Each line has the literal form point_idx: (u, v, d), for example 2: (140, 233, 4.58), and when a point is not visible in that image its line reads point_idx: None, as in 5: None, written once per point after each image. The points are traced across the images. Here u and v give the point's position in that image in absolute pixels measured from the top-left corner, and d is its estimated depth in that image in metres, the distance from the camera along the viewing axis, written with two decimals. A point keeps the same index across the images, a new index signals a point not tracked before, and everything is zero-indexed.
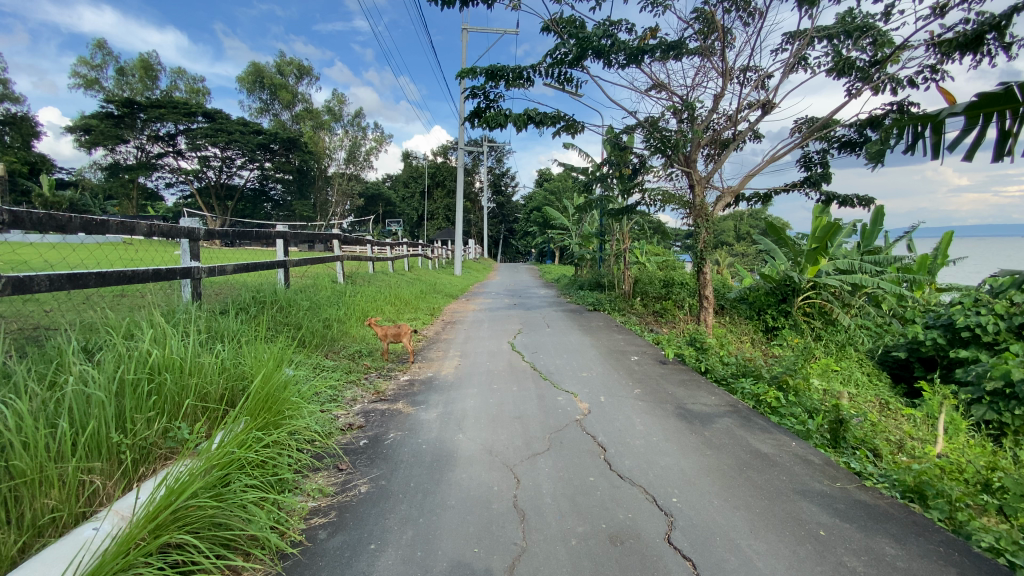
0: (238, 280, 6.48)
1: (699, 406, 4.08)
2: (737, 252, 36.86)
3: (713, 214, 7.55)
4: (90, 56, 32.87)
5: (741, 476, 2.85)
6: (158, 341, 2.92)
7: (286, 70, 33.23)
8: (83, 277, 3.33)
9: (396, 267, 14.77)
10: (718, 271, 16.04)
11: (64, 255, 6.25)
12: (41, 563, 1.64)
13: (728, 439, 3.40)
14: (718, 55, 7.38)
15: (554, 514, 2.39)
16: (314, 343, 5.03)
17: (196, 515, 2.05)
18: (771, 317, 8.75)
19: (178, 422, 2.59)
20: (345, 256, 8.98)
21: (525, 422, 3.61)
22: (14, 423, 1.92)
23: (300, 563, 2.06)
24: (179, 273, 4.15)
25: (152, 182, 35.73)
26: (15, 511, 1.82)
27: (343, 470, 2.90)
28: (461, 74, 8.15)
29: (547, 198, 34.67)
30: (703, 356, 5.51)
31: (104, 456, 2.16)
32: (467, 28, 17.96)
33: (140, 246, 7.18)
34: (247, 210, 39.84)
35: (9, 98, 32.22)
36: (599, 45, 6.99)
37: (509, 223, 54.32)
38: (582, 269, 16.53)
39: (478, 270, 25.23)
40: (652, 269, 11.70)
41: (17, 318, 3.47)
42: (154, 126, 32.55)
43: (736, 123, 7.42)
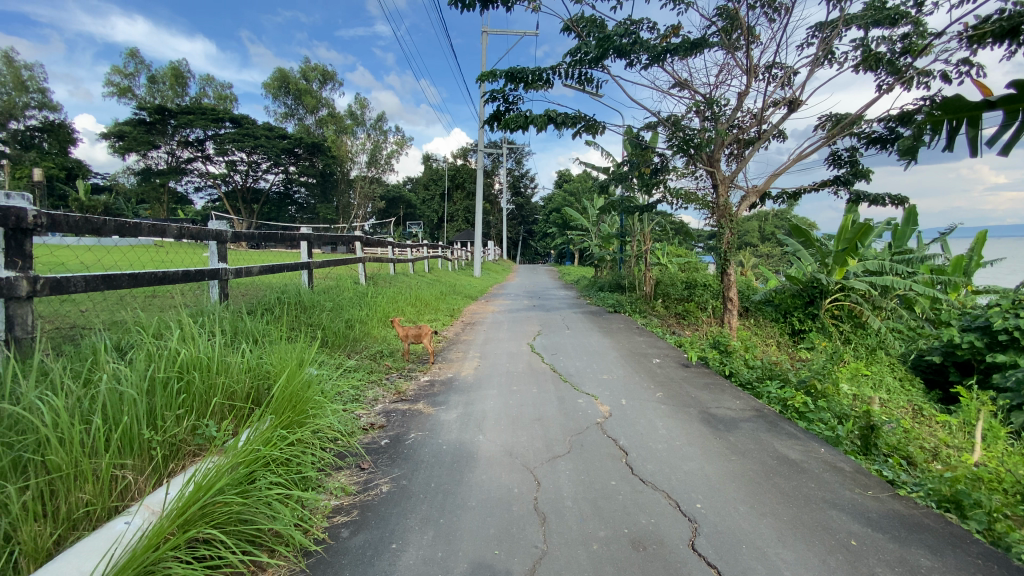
0: (263, 282, 6.60)
1: (724, 410, 3.99)
2: (761, 254, 36.24)
3: (737, 214, 7.39)
4: (125, 65, 34.16)
5: (768, 483, 2.78)
6: (186, 340, 2.99)
7: (311, 75, 33.84)
8: (117, 278, 3.43)
9: (415, 268, 14.87)
10: (741, 271, 15.72)
11: (99, 257, 6.50)
12: (76, 556, 1.69)
13: (753, 444, 3.33)
14: (743, 52, 7.23)
15: (575, 518, 2.37)
16: (336, 343, 5.10)
17: (222, 512, 2.09)
18: (798, 320, 8.54)
19: (206, 420, 2.64)
20: (366, 258, 9.09)
21: (545, 424, 3.60)
22: (51, 420, 1.98)
23: (323, 561, 2.08)
24: (207, 273, 4.24)
25: (181, 187, 36.80)
26: (51, 504, 1.88)
27: (364, 469, 2.92)
28: (481, 77, 8.20)
29: (567, 199, 34.65)
30: (728, 359, 5.39)
31: (135, 452, 2.22)
32: (487, 31, 17.86)
33: (171, 248, 7.43)
34: (273, 213, 40.84)
35: (46, 106, 33.54)
36: (620, 45, 6.94)
37: (528, 224, 54.41)
38: (601, 270, 16.46)
39: (494, 271, 25.34)
40: (675, 270, 11.53)
41: (56, 319, 3.61)
42: (183, 133, 33.55)
43: (761, 121, 7.26)
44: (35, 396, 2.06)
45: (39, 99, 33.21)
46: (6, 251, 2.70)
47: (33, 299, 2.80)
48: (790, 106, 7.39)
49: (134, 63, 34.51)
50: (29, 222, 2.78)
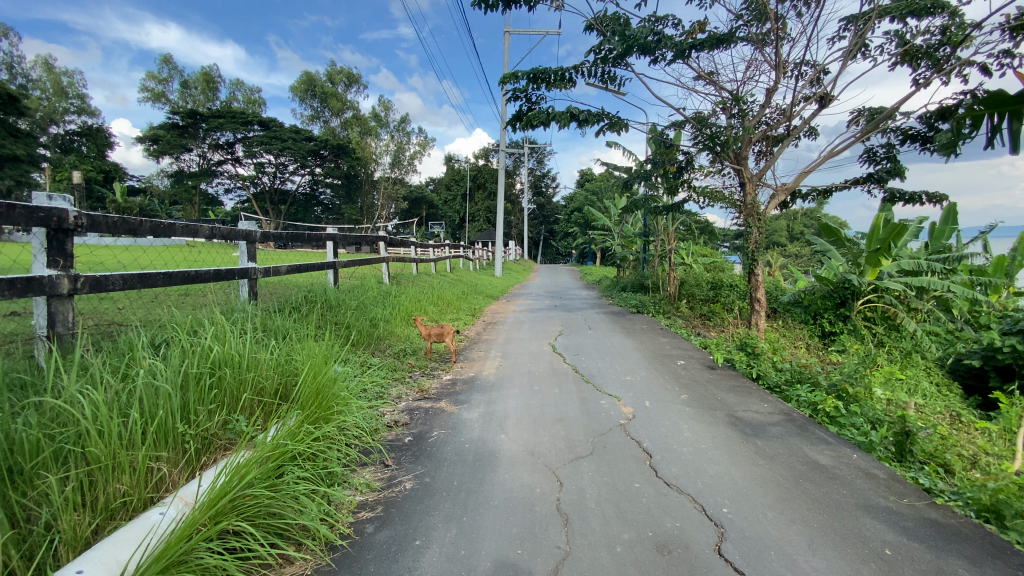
0: (289, 281, 6.73)
1: (751, 413, 3.90)
2: (789, 254, 35.41)
3: (765, 213, 7.23)
4: (159, 71, 35.35)
5: (798, 489, 2.71)
6: (218, 337, 3.08)
7: (337, 78, 34.39)
8: (152, 277, 3.55)
9: (437, 267, 14.95)
10: (768, 272, 15.37)
11: (134, 257, 6.73)
12: (113, 545, 1.76)
13: (782, 448, 3.25)
14: (772, 47, 7.07)
15: (599, 520, 2.35)
16: (360, 342, 5.17)
17: (251, 505, 2.14)
18: (828, 322, 8.21)
19: (236, 415, 2.72)
20: (389, 258, 9.19)
21: (567, 424, 3.58)
22: (91, 413, 2.06)
23: (348, 556, 2.11)
24: (237, 273, 4.36)
25: (212, 188, 37.85)
26: (90, 495, 1.95)
27: (388, 466, 2.96)
28: (504, 77, 8.20)
29: (589, 199, 34.45)
30: (755, 361, 5.27)
31: (170, 445, 2.30)
32: (510, 31, 17.84)
33: (202, 249, 7.65)
34: (299, 214, 41.71)
35: (84, 111, 34.87)
36: (644, 42, 6.86)
37: (549, 223, 54.29)
38: (624, 271, 16.31)
39: (515, 271, 25.38)
40: (699, 270, 11.33)
41: (95, 316, 3.76)
42: (214, 136, 34.50)
43: (790, 118, 7.07)
44: (76, 391, 2.14)
45: (79, 105, 34.55)
46: (48, 250, 2.82)
47: (74, 296, 2.92)
48: (821, 102, 7.19)
49: (167, 69, 35.61)
50: (70, 222, 2.90)
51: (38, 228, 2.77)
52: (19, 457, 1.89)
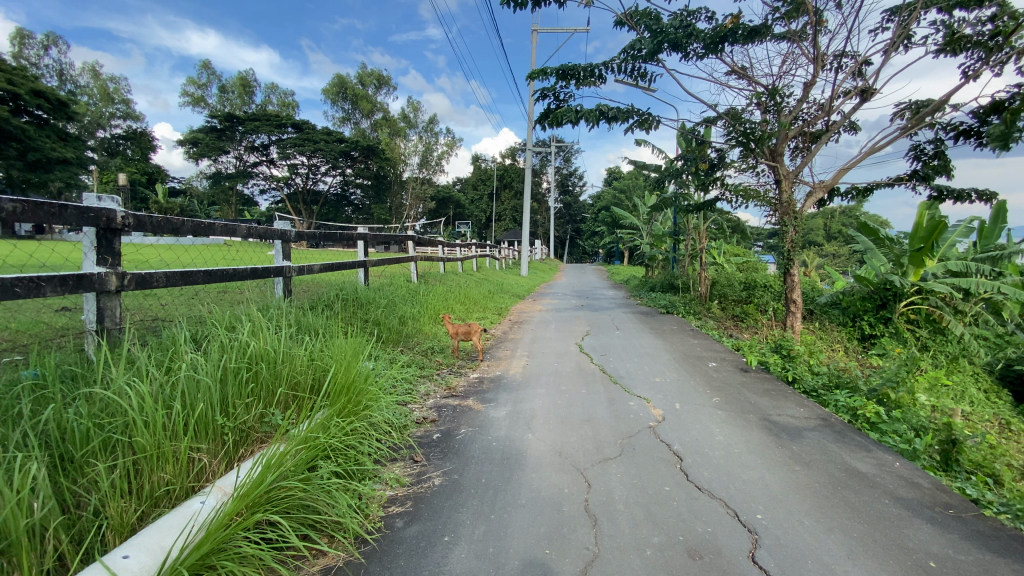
0: (321, 279, 6.89)
1: (786, 418, 3.78)
2: (827, 254, 34.31)
3: (802, 211, 7.00)
4: (199, 77, 36.73)
5: (836, 497, 2.62)
6: (255, 333, 3.18)
7: (368, 81, 35.07)
8: (193, 275, 3.68)
9: (463, 267, 15.06)
10: (804, 272, 14.92)
11: (176, 255, 7.01)
12: (158, 531, 1.84)
13: (820, 455, 3.14)
14: (810, 40, 6.85)
15: (628, 522, 2.32)
16: (390, 339, 5.24)
17: (286, 496, 2.20)
18: (868, 325, 7.88)
19: (272, 409, 2.81)
20: (418, 257, 9.31)
21: (595, 425, 3.55)
22: (137, 404, 2.15)
23: (379, 549, 2.15)
24: (273, 271, 4.50)
25: (248, 189, 39.10)
26: (136, 482, 2.04)
27: (417, 461, 3.00)
28: (532, 75, 8.19)
29: (617, 198, 34.11)
30: (791, 364, 5.10)
31: (210, 437, 2.39)
32: (538, 30, 17.80)
33: (239, 247, 7.92)
34: (330, 214, 42.68)
35: (130, 116, 36.51)
36: (676, 38, 6.75)
37: (576, 222, 53.97)
38: (652, 271, 16.11)
39: (542, 270, 25.36)
40: (731, 270, 11.07)
41: (142, 312, 3.93)
42: (250, 138, 35.63)
43: (829, 112, 6.83)
44: (124, 382, 2.24)
45: (125, 110, 36.21)
46: (98, 249, 2.96)
47: (121, 293, 3.05)
48: (862, 96, 6.92)
49: (206, 75, 36.96)
50: (117, 222, 3.03)
51: (88, 228, 2.91)
52: (70, 445, 1.99)
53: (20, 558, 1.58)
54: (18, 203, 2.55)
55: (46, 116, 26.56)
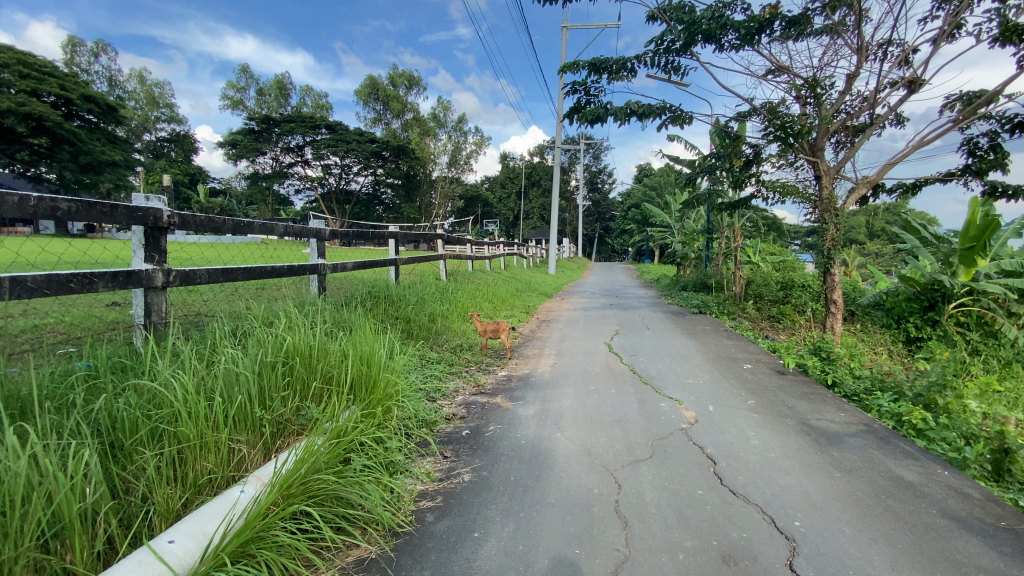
0: (354, 277, 7.03)
1: (826, 423, 3.65)
2: (869, 253, 32.99)
3: (844, 209, 6.73)
4: (238, 80, 38.02)
5: (879, 506, 2.51)
6: (291, 328, 3.28)
7: (398, 82, 35.67)
8: (234, 272, 3.82)
9: (492, 265, 15.12)
10: (845, 272, 14.38)
11: (217, 252, 7.27)
12: (201, 518, 1.92)
13: (862, 462, 3.02)
14: (853, 30, 6.57)
15: (660, 525, 2.29)
16: (419, 336, 5.31)
17: (320, 488, 2.25)
18: (913, 327, 7.60)
19: (307, 402, 2.89)
20: (447, 255, 9.39)
21: (625, 426, 3.51)
22: (182, 396, 2.25)
23: (410, 542, 2.18)
24: (308, 268, 4.62)
25: (284, 189, 40.29)
26: (180, 470, 2.13)
27: (447, 457, 3.03)
28: (562, 70, 8.15)
29: (647, 196, 33.61)
30: (830, 367, 4.92)
31: (248, 429, 2.48)
32: (568, 27, 17.76)
33: (276, 245, 8.16)
34: (362, 213, 43.56)
35: (174, 119, 38.07)
36: (710, 29, 6.61)
37: (605, 220, 53.45)
38: (684, 270, 15.81)
39: (571, 269, 25.24)
40: (767, 269, 10.75)
41: (185, 307, 4.10)
42: (286, 139, 36.67)
43: (874, 105, 6.54)
44: (169, 374, 2.35)
45: (170, 114, 37.81)
46: (146, 246, 3.10)
47: (167, 288, 3.18)
48: (909, 87, 6.60)
49: (245, 78, 38.19)
50: (164, 221, 3.16)
51: (137, 227, 3.05)
52: (120, 434, 2.10)
53: (73, 541, 1.67)
54: (72, 203, 2.70)
55: (97, 120, 28.00)
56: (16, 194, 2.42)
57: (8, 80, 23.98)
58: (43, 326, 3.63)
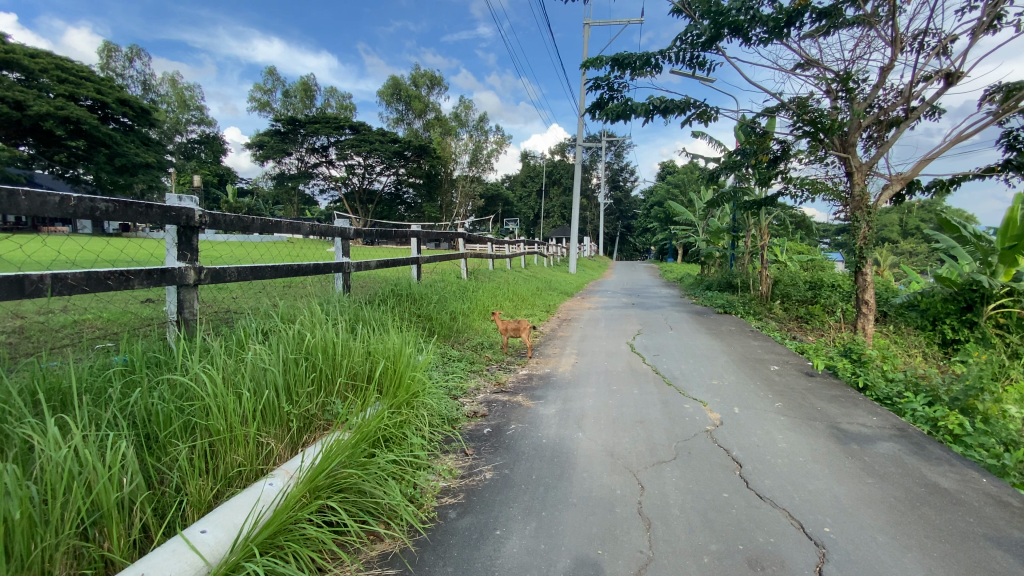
0: (377, 275, 7.11)
1: (857, 427, 3.54)
2: (903, 251, 31.94)
3: (876, 206, 6.52)
4: (265, 83, 38.88)
5: (913, 513, 2.43)
6: (317, 325, 3.34)
7: (420, 82, 36.04)
8: (262, 270, 3.91)
9: (513, 264, 15.14)
10: (877, 271, 13.92)
11: (245, 251, 7.44)
12: (232, 510, 1.97)
13: (895, 467, 2.92)
14: (887, 21, 6.36)
15: (684, 527, 2.25)
16: (441, 334, 5.35)
17: (345, 483, 2.29)
18: (949, 329, 7.33)
19: (332, 398, 2.94)
20: (468, 254, 9.43)
21: (648, 426, 3.48)
22: (213, 390, 2.31)
23: (434, 538, 2.20)
24: (333, 267, 4.70)
25: (308, 189, 41.04)
26: (212, 462, 2.19)
27: (469, 454, 3.04)
28: (585, 66, 8.10)
29: (670, 194, 33.19)
30: (862, 369, 4.77)
31: (276, 423, 2.53)
32: (589, 23, 17.65)
33: (301, 244, 8.31)
34: (385, 212, 44.09)
35: (204, 122, 39.14)
36: (737, 21, 6.49)
37: (627, 218, 52.96)
38: (708, 270, 15.55)
39: (592, 268, 25.09)
40: (795, 269, 10.49)
41: (215, 304, 4.21)
42: (310, 140, 37.35)
43: (909, 98, 6.32)
44: (200, 369, 2.42)
45: (200, 116, 38.90)
46: (178, 245, 3.20)
47: (198, 286, 3.28)
48: (946, 80, 6.36)
49: (271, 81, 39.03)
50: (196, 220, 3.25)
51: (170, 226, 3.15)
52: (155, 426, 2.16)
53: (111, 529, 1.73)
54: (110, 203, 2.79)
55: (131, 123, 29.01)
56: (58, 194, 2.52)
57: (47, 84, 24.82)
58: (82, 321, 3.78)
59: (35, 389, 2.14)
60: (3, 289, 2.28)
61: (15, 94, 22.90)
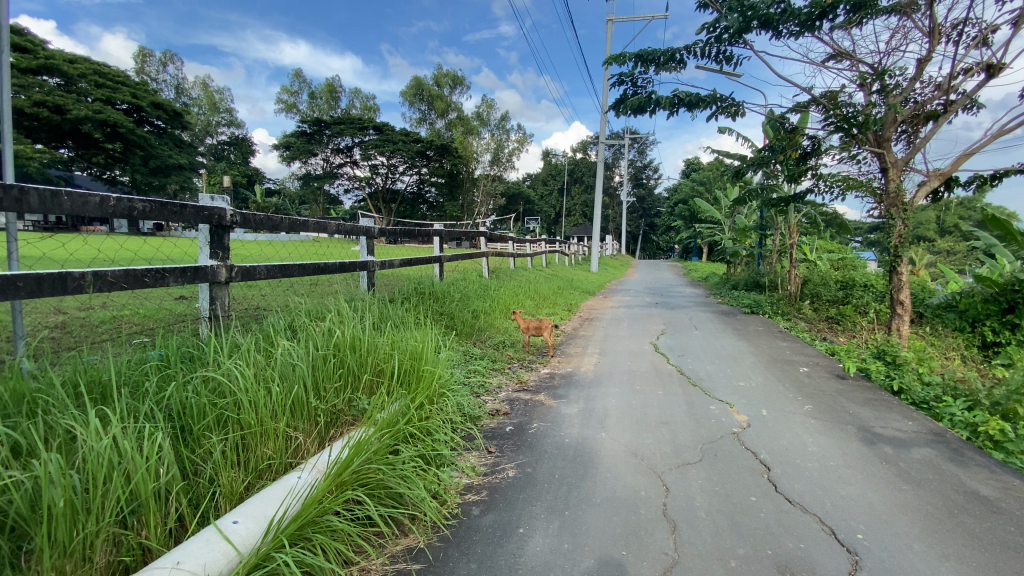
0: (400, 273, 7.20)
1: (891, 431, 3.43)
2: (939, 250, 30.76)
3: (912, 203, 6.29)
4: (292, 84, 39.69)
5: (951, 521, 2.34)
6: (343, 322, 3.40)
7: (443, 81, 36.29)
8: (290, 269, 4.00)
9: (534, 262, 15.12)
10: (913, 270, 13.43)
11: (273, 249, 7.62)
12: (263, 501, 2.03)
13: (931, 473, 2.82)
14: (924, 11, 6.12)
15: (710, 531, 2.22)
16: (462, 333, 5.38)
17: (371, 476, 2.33)
18: (989, 331, 7.03)
19: (358, 394, 3.00)
20: (490, 252, 9.46)
21: (672, 428, 3.43)
22: (244, 385, 2.38)
23: (457, 535, 2.22)
24: (358, 265, 4.77)
25: (333, 189, 41.75)
26: (244, 455, 2.26)
27: (491, 452, 3.06)
28: (608, 62, 8.02)
29: (695, 191, 32.66)
30: (896, 372, 4.62)
31: (304, 418, 2.59)
32: (613, 19, 17.48)
33: (327, 242, 8.46)
34: (407, 212, 44.56)
35: (233, 123, 40.16)
36: (766, 14, 6.34)
37: (650, 217, 52.33)
38: (734, 269, 15.26)
39: (614, 266, 24.87)
40: (825, 268, 10.21)
41: (245, 301, 4.33)
42: (335, 141, 37.98)
43: (948, 91, 6.08)
44: (232, 365, 2.49)
45: (229, 118, 39.92)
46: (211, 244, 3.30)
47: (229, 283, 3.37)
48: (988, 72, 6.09)
49: (298, 83, 39.76)
50: (227, 220, 3.35)
51: (203, 225, 3.25)
52: (189, 419, 2.23)
53: (148, 517, 1.80)
54: (147, 203, 2.90)
55: (164, 125, 29.98)
56: (98, 195, 2.63)
57: (87, 89, 25.50)
58: (120, 317, 3.93)
59: (77, 381, 2.23)
60: (47, 286, 2.37)
61: (57, 99, 23.85)
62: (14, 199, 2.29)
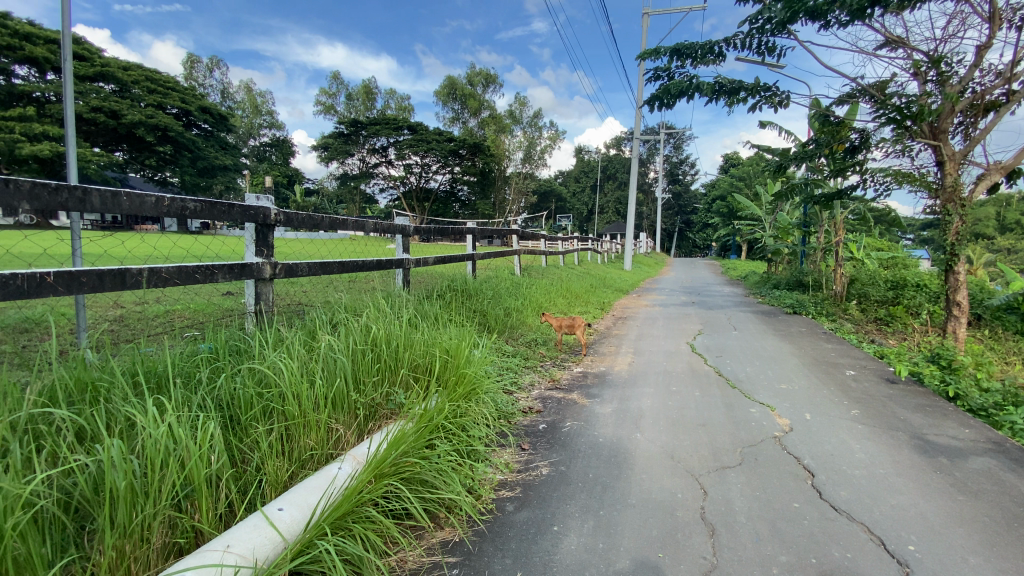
0: (435, 271, 7.28)
1: (946, 439, 3.25)
2: (1002, 248, 28.83)
3: (972, 198, 5.93)
4: (330, 87, 40.72)
5: (1012, 535, 2.20)
6: (380, 318, 3.48)
7: (476, 80, 36.46)
8: (330, 265, 4.12)
9: (567, 261, 15.03)
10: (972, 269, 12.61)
11: (313, 248, 7.84)
12: (306, 489, 2.11)
13: (990, 484, 2.66)
14: None
15: (750, 536, 2.17)
16: (496, 330, 5.41)
17: (407, 469, 2.38)
18: None
19: (395, 388, 3.07)
20: (523, 250, 9.46)
21: (710, 430, 3.36)
22: (288, 378, 2.47)
23: (491, 530, 2.24)
24: (395, 263, 4.86)
25: (369, 189, 42.62)
26: (288, 445, 2.35)
27: (525, 449, 3.07)
28: (643, 57, 7.90)
29: (733, 187, 31.68)
30: (952, 377, 4.36)
31: (344, 411, 2.67)
32: (649, 12, 17.14)
33: (364, 241, 8.63)
34: (440, 210, 45.01)
35: (275, 126, 41.53)
36: (814, 6, 6.10)
37: (686, 214, 51.13)
38: (775, 268, 14.74)
39: (648, 265, 24.44)
40: (873, 267, 9.75)
41: (287, 298, 4.48)
42: (371, 142, 38.75)
43: (1011, 79, 5.70)
44: (276, 358, 2.59)
45: (271, 121, 41.30)
46: (256, 241, 3.42)
47: (273, 280, 3.51)
48: None
49: (336, 85, 40.75)
50: (271, 218, 3.48)
51: (250, 224, 3.38)
52: (237, 409, 2.34)
53: (201, 502, 1.90)
54: (197, 203, 3.04)
55: (211, 128, 31.28)
56: (154, 195, 2.78)
57: (137, 94, 27.06)
58: (172, 312, 4.13)
59: (136, 371, 2.37)
60: (108, 281, 2.51)
61: (113, 105, 25.19)
62: (79, 200, 2.44)
